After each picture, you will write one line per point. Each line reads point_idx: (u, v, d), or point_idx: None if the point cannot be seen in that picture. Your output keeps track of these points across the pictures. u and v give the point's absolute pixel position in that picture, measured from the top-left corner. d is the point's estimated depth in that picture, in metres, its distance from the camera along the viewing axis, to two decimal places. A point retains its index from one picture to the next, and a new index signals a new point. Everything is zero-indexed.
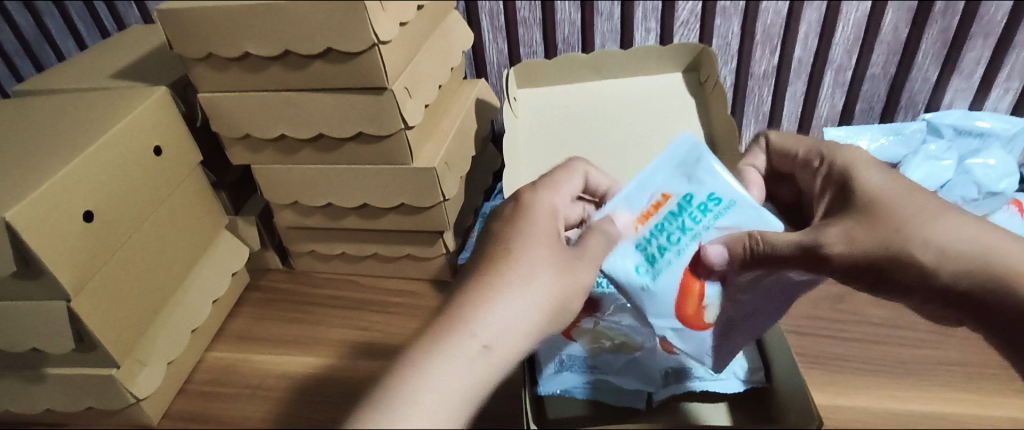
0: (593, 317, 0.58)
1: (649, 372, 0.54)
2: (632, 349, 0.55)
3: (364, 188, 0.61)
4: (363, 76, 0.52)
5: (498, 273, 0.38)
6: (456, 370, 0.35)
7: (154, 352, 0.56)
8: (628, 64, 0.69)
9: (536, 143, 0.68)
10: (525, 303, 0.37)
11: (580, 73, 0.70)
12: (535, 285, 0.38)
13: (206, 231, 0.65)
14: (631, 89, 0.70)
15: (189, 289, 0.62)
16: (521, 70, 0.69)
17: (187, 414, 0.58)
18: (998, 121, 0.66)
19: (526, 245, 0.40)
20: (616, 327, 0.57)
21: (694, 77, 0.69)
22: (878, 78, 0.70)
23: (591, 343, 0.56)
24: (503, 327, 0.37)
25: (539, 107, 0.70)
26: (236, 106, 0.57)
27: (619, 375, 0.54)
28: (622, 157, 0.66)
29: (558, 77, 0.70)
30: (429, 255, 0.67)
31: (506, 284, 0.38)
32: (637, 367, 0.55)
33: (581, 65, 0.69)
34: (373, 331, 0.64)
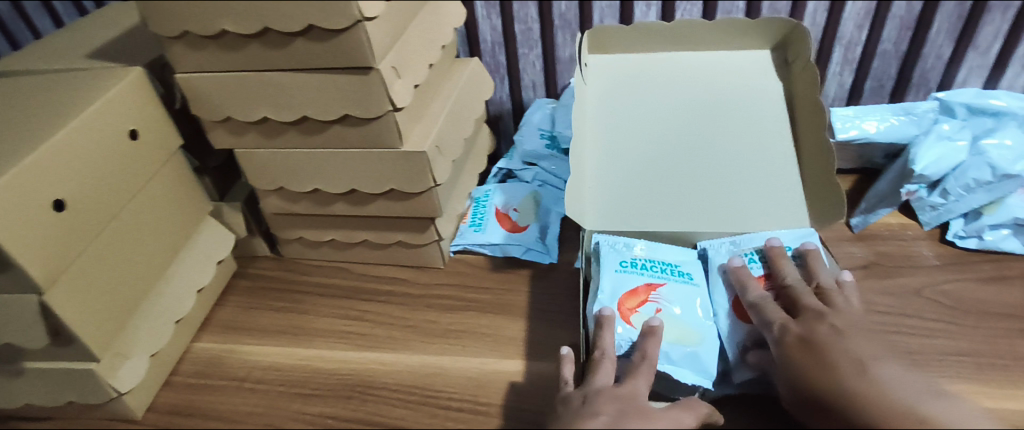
0: (656, 304, 0.54)
1: (710, 366, 0.51)
2: (691, 342, 0.52)
3: (350, 173, 0.58)
4: (348, 55, 0.50)
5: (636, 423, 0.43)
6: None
7: (136, 344, 0.54)
8: (707, 37, 0.65)
9: (602, 117, 0.64)
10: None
11: (656, 44, 0.66)
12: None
13: (190, 217, 0.62)
14: (708, 65, 0.66)
15: (173, 278, 0.60)
16: (594, 34, 0.65)
17: (172, 407, 0.57)
18: (1013, 99, 0.63)
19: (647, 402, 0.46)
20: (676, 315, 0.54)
21: (780, 55, 0.65)
22: (890, 54, 0.67)
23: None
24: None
25: (609, 76, 0.67)
26: (215, 88, 0.55)
27: (677, 366, 0.51)
28: (699, 136, 0.63)
29: (631, 44, 0.67)
30: (420, 242, 0.65)
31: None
32: (697, 359, 0.51)
33: (659, 35, 0.66)
34: (364, 320, 0.63)
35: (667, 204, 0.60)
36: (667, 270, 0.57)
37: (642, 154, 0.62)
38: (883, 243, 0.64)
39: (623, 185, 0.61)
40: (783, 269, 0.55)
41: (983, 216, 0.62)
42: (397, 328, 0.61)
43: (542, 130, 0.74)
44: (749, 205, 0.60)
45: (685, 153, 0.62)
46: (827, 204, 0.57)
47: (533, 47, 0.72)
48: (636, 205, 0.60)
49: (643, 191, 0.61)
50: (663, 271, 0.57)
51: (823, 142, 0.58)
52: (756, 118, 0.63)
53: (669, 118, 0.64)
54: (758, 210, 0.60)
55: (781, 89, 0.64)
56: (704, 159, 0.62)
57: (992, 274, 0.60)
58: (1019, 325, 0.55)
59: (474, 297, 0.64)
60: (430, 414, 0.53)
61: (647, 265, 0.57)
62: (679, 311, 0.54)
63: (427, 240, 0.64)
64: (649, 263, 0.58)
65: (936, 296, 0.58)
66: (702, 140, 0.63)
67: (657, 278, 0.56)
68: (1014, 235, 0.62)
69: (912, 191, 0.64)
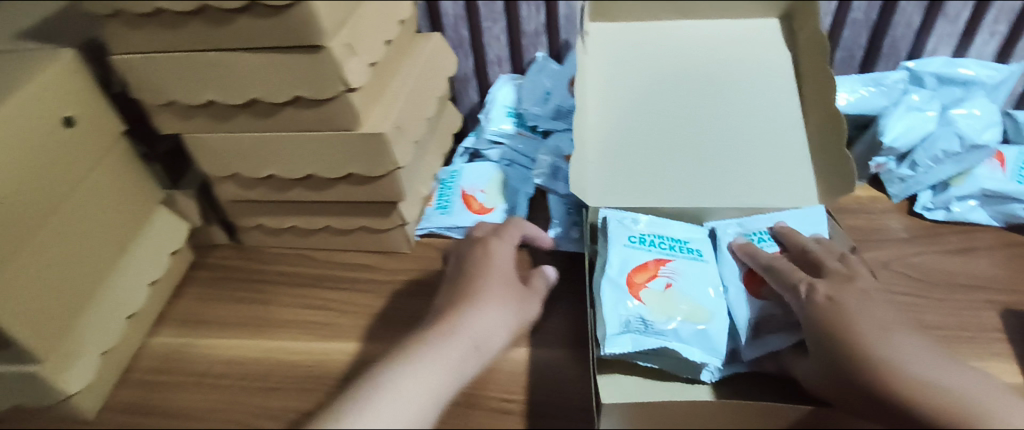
0: (665, 278, 0.53)
1: (720, 344, 0.49)
2: (702, 319, 0.50)
3: (307, 157, 0.56)
4: (297, 33, 0.47)
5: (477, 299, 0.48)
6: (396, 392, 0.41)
7: (85, 342, 0.52)
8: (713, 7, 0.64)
9: (605, 88, 0.63)
10: (471, 335, 0.45)
11: (659, 12, 0.66)
12: (490, 303, 0.47)
13: (139, 206, 0.59)
14: (712, 36, 0.65)
15: (124, 271, 0.57)
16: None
17: (128, 405, 0.54)
18: (982, 68, 0.63)
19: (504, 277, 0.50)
20: (687, 292, 0.52)
21: (787, 25, 0.64)
22: (860, 23, 0.66)
23: (662, 306, 0.51)
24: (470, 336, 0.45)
25: (611, 44, 0.65)
26: (156, 69, 0.51)
27: (687, 343, 0.49)
28: (703, 108, 0.62)
29: (633, 12, 0.66)
30: (385, 226, 0.63)
31: (469, 297, 0.48)
32: (707, 338, 0.49)
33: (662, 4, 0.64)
34: (329, 309, 0.61)
35: (670, 178, 0.59)
36: (675, 247, 0.55)
37: (649, 127, 0.61)
38: (853, 216, 0.64)
39: (626, 159, 0.60)
40: (799, 239, 0.53)
41: (952, 188, 0.61)
42: (363, 316, 0.59)
43: (508, 107, 0.71)
44: (754, 181, 0.59)
45: (689, 125, 0.61)
46: (836, 175, 0.56)
47: (497, 20, 0.69)
48: (640, 179, 0.59)
49: (647, 167, 0.60)
50: (670, 248, 0.55)
51: (829, 113, 0.57)
52: (763, 91, 0.62)
53: (671, 88, 0.63)
54: (765, 186, 0.59)
55: (785, 58, 0.63)
56: (706, 133, 0.61)
57: (960, 245, 0.60)
58: (985, 296, 0.55)
59: (441, 282, 0.62)
60: None
61: (655, 242, 0.55)
62: (689, 288, 0.52)
63: (392, 224, 0.62)
64: (657, 239, 0.56)
65: (904, 269, 0.58)
66: (707, 113, 0.62)
67: (662, 254, 0.54)
68: (982, 206, 0.61)
69: (881, 163, 0.64)
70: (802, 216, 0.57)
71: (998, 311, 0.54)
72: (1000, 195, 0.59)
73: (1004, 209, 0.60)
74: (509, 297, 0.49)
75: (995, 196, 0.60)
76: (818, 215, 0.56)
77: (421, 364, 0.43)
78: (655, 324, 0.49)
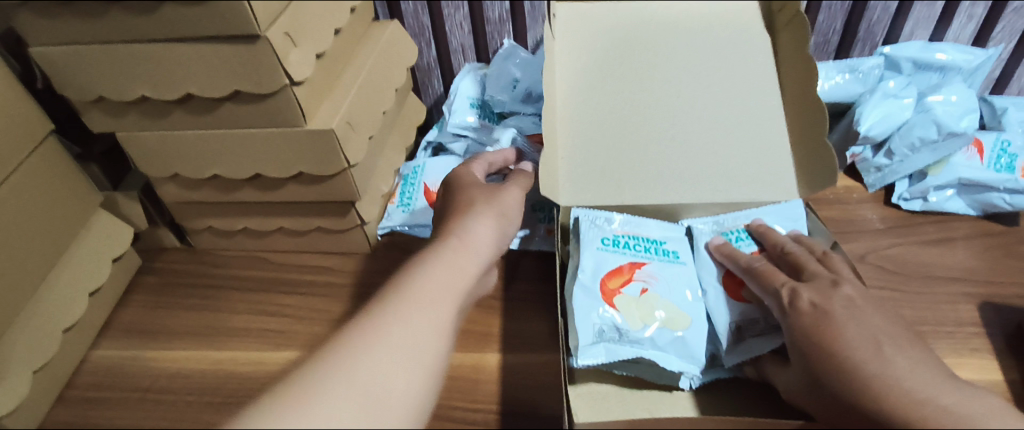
0: (642, 283, 0.51)
1: (697, 352, 0.48)
2: (678, 326, 0.49)
3: (252, 155, 0.52)
4: (229, 21, 0.43)
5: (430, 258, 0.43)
6: (418, 293, 0.39)
7: (13, 359, 0.48)
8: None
9: (577, 75, 0.60)
10: (477, 250, 0.45)
11: None
12: (487, 225, 0.47)
13: (74, 210, 0.55)
14: (691, 19, 0.62)
15: (57, 280, 0.53)
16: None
17: (66, 425, 0.51)
18: (959, 53, 0.61)
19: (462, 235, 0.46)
20: (664, 296, 0.51)
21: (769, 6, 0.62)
22: (835, 7, 0.63)
23: (637, 313, 0.49)
24: (474, 249, 0.45)
25: (582, 29, 0.62)
26: (80, 63, 0.47)
27: (662, 351, 0.48)
28: (682, 95, 0.59)
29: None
30: (342, 227, 0.59)
31: (463, 216, 0.47)
32: (685, 345, 0.48)
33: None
34: (283, 316, 0.57)
35: (645, 169, 0.56)
36: (651, 248, 0.54)
37: (624, 119, 0.58)
38: (828, 207, 0.62)
39: (599, 146, 0.57)
40: (777, 238, 0.52)
41: (928, 177, 0.59)
42: (320, 323, 0.56)
43: (471, 99, 0.68)
44: (732, 173, 0.56)
45: (664, 113, 0.58)
46: (815, 170, 0.53)
47: (460, 7, 0.65)
48: (615, 170, 0.57)
49: (622, 162, 0.57)
50: (647, 250, 0.54)
51: (807, 101, 0.54)
52: (748, 79, 0.59)
53: (646, 74, 0.60)
54: (744, 179, 0.56)
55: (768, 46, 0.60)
56: (683, 123, 0.58)
57: (936, 236, 0.58)
58: (963, 288, 0.54)
59: None
60: None
61: (630, 244, 0.54)
62: (666, 291, 0.51)
63: (350, 224, 0.59)
64: (633, 241, 0.54)
65: (881, 261, 0.56)
66: (686, 102, 0.59)
67: (638, 257, 0.53)
68: (958, 195, 0.60)
69: (857, 153, 0.63)
70: (780, 211, 0.56)
71: (975, 303, 0.53)
72: (978, 183, 0.58)
73: (981, 198, 0.59)
74: (504, 222, 0.49)
75: (972, 185, 0.58)
76: (798, 210, 0.55)
77: (437, 263, 0.42)
78: (631, 333, 0.48)
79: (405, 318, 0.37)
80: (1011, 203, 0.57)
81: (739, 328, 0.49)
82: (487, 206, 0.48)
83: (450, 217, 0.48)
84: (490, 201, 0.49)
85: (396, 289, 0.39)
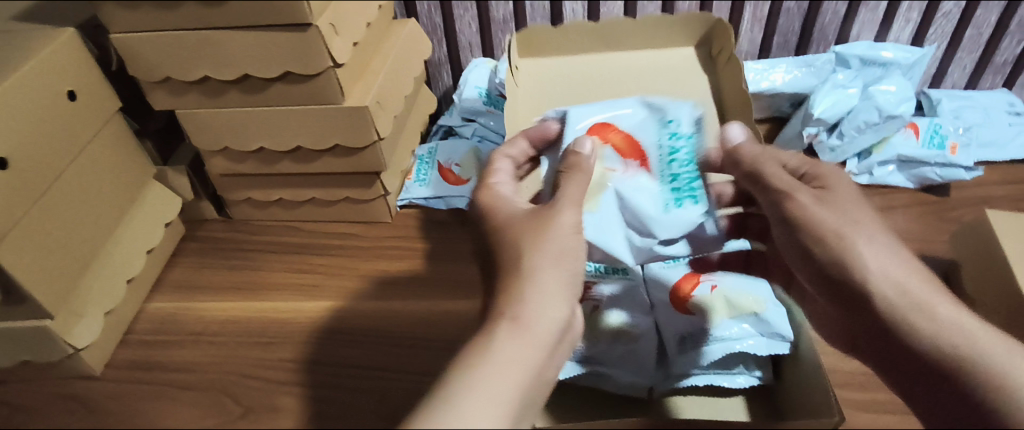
0: (593, 299, 0.54)
1: (648, 363, 0.52)
2: (631, 339, 0.52)
3: (295, 130, 0.60)
4: (287, 11, 0.51)
5: (512, 280, 0.40)
6: (491, 374, 0.36)
7: (88, 302, 0.55)
8: (633, 35, 0.67)
9: (537, 104, 0.65)
10: (557, 271, 0.41)
11: (584, 41, 0.68)
12: (555, 271, 0.41)
13: (132, 180, 0.63)
14: (634, 62, 0.68)
15: (120, 239, 0.61)
16: (523, 36, 0.67)
17: (130, 362, 0.58)
18: (899, 51, 0.71)
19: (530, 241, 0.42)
20: (615, 310, 0.53)
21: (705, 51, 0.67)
22: (793, 11, 0.73)
23: (590, 331, 0.53)
24: (538, 323, 0.39)
25: (541, 74, 0.68)
26: (152, 47, 0.55)
27: (616, 366, 0.52)
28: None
29: (560, 42, 0.68)
30: (368, 197, 0.68)
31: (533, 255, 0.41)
32: (636, 358, 0.52)
33: (584, 34, 0.67)
34: (317, 273, 0.65)
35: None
36: None
37: None
38: None
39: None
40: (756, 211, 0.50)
41: (873, 155, 0.70)
42: (349, 278, 0.64)
43: (479, 88, 0.75)
44: None
45: None
46: None
47: (469, 8, 0.74)
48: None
49: None
50: None
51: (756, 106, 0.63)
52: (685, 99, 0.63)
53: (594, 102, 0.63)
54: None
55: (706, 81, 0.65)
56: None
57: (880, 205, 0.68)
58: None
59: (422, 245, 0.68)
60: (384, 352, 0.57)
61: None
62: (616, 306, 0.53)
63: (376, 194, 0.67)
64: None
65: None
66: None
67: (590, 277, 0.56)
68: (898, 170, 0.70)
69: (813, 134, 0.71)
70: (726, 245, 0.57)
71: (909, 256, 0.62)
72: (914, 160, 0.68)
73: (918, 172, 0.69)
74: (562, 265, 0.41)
75: (910, 161, 0.69)
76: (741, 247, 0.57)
77: (521, 302, 0.39)
78: (585, 351, 0.52)
79: (492, 376, 0.37)
80: (941, 175, 0.68)
81: (685, 339, 0.52)
82: (547, 236, 0.41)
83: (514, 253, 0.41)
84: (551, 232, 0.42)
85: (487, 341, 0.38)
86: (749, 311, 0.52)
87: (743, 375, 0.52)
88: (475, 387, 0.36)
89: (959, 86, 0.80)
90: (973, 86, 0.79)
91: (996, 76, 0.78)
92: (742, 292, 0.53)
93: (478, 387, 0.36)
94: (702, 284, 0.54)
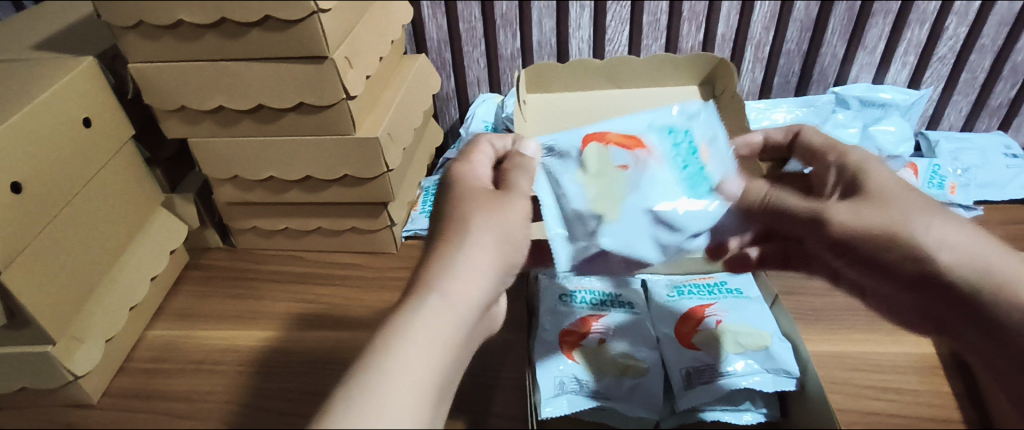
0: (599, 334, 0.55)
1: (655, 398, 0.51)
2: (637, 373, 0.52)
3: (305, 160, 0.61)
4: (303, 44, 0.52)
5: (453, 229, 0.38)
6: (411, 345, 0.33)
7: (90, 328, 0.55)
8: (640, 73, 0.69)
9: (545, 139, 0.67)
10: (503, 236, 0.38)
11: (592, 79, 0.70)
12: (487, 251, 0.37)
13: (140, 206, 0.64)
14: (643, 99, 0.70)
15: (125, 265, 0.61)
16: (532, 72, 0.69)
17: (128, 391, 0.57)
18: (897, 93, 0.73)
19: (483, 212, 0.39)
20: (621, 346, 0.54)
21: (708, 90, 0.69)
22: (793, 53, 0.75)
23: (596, 363, 0.53)
24: (462, 301, 0.35)
25: (548, 111, 0.69)
26: (169, 77, 0.56)
27: (622, 399, 0.51)
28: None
29: (569, 80, 0.70)
30: (375, 227, 0.68)
31: (453, 239, 0.38)
32: (642, 392, 0.51)
33: (593, 72, 0.69)
34: (321, 303, 0.65)
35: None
36: (607, 301, 0.58)
37: None
38: None
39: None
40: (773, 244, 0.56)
41: None
42: (353, 308, 0.64)
43: (486, 121, 0.77)
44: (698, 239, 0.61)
45: None
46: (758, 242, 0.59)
47: (477, 45, 0.76)
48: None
49: None
50: (602, 302, 0.58)
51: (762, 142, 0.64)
52: None
53: None
54: None
55: None
56: None
57: None
58: None
59: None
60: None
61: (586, 298, 0.58)
62: (621, 342, 0.54)
63: (382, 224, 0.68)
64: (588, 296, 0.59)
65: None
66: None
67: (594, 310, 0.57)
68: None
69: None
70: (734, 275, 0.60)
71: None
72: None
73: None
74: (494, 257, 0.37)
75: None
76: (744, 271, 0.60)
77: (464, 253, 0.37)
78: (590, 384, 0.51)
79: (410, 340, 0.33)
80: None
81: (689, 374, 0.52)
82: (500, 218, 0.39)
83: (456, 217, 0.39)
84: (496, 215, 0.39)
85: (425, 281, 0.35)
86: (758, 347, 0.52)
87: (750, 412, 0.50)
88: (401, 338, 0.33)
89: (955, 128, 0.82)
90: (969, 128, 0.81)
91: (991, 118, 0.80)
92: (746, 324, 0.54)
93: (405, 342, 0.33)
94: (708, 317, 0.55)
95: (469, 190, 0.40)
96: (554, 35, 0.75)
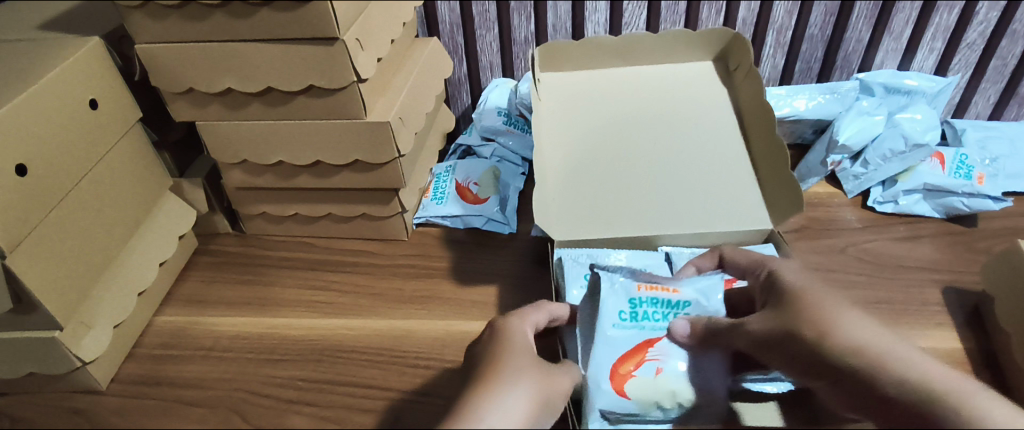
0: None
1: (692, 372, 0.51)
2: None
3: (315, 144, 0.60)
4: (313, 25, 0.51)
5: (491, 369, 0.42)
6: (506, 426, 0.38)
7: (98, 315, 0.54)
8: (654, 50, 0.68)
9: (563, 120, 0.65)
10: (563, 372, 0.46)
11: (607, 59, 0.68)
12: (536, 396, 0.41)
13: (148, 190, 0.63)
14: (659, 78, 0.68)
15: (133, 250, 0.60)
16: (545, 51, 0.66)
17: (137, 377, 0.57)
18: (924, 80, 0.71)
19: (516, 365, 0.42)
20: None
21: (723, 66, 0.68)
22: (816, 38, 0.73)
23: None
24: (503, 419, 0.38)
25: (564, 90, 0.68)
26: (176, 58, 0.55)
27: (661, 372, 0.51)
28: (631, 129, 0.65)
29: (582, 60, 0.69)
30: (385, 214, 0.67)
31: (502, 379, 0.41)
32: None
33: (608, 50, 0.67)
34: (331, 290, 0.64)
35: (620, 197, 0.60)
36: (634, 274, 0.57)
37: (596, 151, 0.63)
38: (813, 209, 0.71)
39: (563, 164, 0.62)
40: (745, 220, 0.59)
41: (899, 183, 0.69)
42: (362, 296, 0.63)
43: (500, 107, 0.76)
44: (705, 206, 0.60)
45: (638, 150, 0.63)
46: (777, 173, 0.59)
47: (490, 28, 0.74)
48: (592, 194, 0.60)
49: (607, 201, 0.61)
50: None
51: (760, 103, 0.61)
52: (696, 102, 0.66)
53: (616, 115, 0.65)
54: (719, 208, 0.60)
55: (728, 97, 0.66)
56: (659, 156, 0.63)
57: (907, 234, 0.67)
58: (929, 275, 0.63)
59: (439, 265, 0.66)
60: (397, 372, 0.55)
61: None
62: None
63: (392, 212, 0.66)
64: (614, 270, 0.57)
65: (859, 253, 0.65)
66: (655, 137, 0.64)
67: None
68: (924, 200, 0.69)
69: (837, 162, 0.71)
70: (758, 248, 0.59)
71: (939, 288, 0.61)
72: (939, 189, 0.68)
73: (943, 203, 0.68)
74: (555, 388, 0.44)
75: (935, 190, 0.68)
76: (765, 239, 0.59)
77: (508, 390, 0.40)
78: None
79: (507, 416, 0.39)
80: (968, 205, 0.67)
81: None
82: (535, 372, 0.43)
83: (496, 360, 0.43)
84: (541, 372, 0.43)
85: (487, 386, 0.40)
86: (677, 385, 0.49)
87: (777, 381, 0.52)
88: (502, 412, 0.39)
89: (982, 117, 0.79)
90: (997, 117, 0.78)
91: (1021, 107, 0.77)
92: None
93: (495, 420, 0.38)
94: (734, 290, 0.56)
95: (513, 345, 0.45)
96: (569, 18, 0.73)
